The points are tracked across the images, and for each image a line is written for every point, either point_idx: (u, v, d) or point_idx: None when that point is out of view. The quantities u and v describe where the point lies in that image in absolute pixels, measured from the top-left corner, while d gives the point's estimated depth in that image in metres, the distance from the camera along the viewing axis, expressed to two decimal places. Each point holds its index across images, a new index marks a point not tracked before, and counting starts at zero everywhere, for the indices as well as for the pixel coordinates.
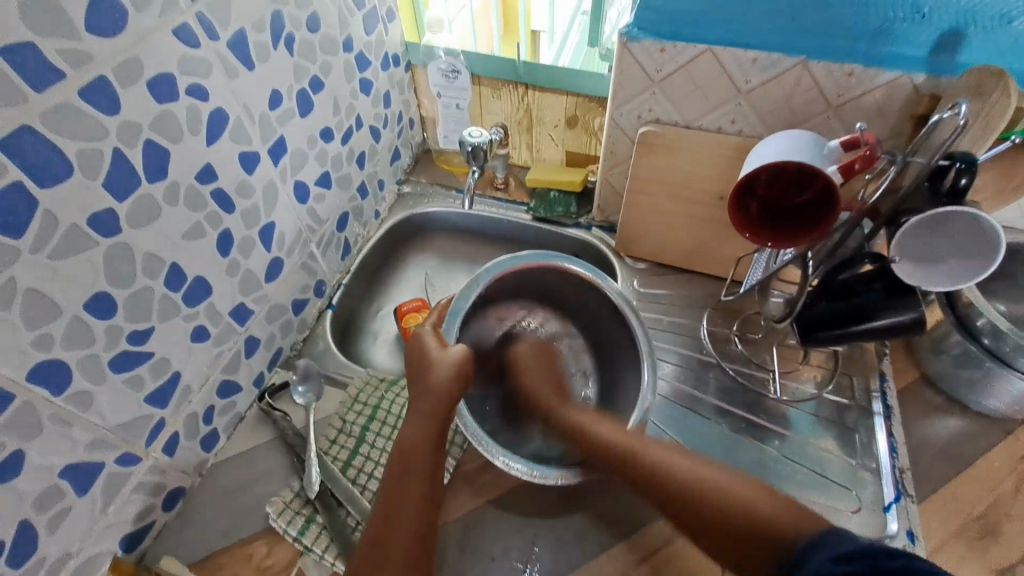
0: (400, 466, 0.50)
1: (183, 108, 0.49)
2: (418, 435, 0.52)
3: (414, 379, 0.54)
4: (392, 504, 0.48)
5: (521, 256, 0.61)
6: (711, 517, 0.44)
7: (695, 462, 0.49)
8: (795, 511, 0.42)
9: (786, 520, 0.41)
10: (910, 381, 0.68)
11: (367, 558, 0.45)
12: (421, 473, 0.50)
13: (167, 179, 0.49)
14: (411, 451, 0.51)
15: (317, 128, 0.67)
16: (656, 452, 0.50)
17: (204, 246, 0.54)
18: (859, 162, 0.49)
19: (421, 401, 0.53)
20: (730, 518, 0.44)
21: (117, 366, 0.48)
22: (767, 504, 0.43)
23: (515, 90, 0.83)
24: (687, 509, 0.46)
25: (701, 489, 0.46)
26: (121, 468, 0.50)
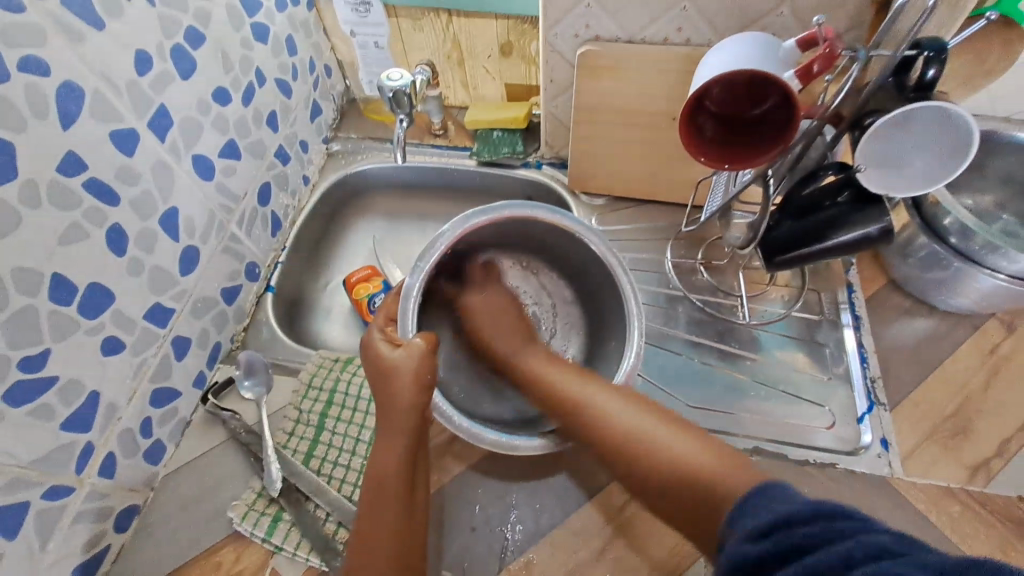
0: (373, 485, 0.46)
1: (20, 88, 0.41)
2: (388, 448, 0.48)
3: (377, 388, 0.50)
4: (372, 522, 0.45)
5: (495, 208, 0.53)
6: (641, 463, 0.44)
7: (628, 403, 0.48)
8: (733, 464, 0.41)
9: (718, 475, 0.40)
10: (878, 288, 0.67)
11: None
12: (400, 488, 0.46)
13: (19, 178, 0.41)
14: (384, 467, 0.47)
15: (208, 91, 0.58)
16: (596, 398, 0.48)
17: (92, 248, 0.47)
18: (817, 64, 0.43)
19: (387, 414, 0.48)
20: (667, 470, 0.43)
21: (14, 400, 0.42)
22: (693, 454, 0.43)
23: (438, 19, 0.73)
24: (610, 443, 0.46)
25: (629, 438, 0.45)
26: (50, 504, 0.46)
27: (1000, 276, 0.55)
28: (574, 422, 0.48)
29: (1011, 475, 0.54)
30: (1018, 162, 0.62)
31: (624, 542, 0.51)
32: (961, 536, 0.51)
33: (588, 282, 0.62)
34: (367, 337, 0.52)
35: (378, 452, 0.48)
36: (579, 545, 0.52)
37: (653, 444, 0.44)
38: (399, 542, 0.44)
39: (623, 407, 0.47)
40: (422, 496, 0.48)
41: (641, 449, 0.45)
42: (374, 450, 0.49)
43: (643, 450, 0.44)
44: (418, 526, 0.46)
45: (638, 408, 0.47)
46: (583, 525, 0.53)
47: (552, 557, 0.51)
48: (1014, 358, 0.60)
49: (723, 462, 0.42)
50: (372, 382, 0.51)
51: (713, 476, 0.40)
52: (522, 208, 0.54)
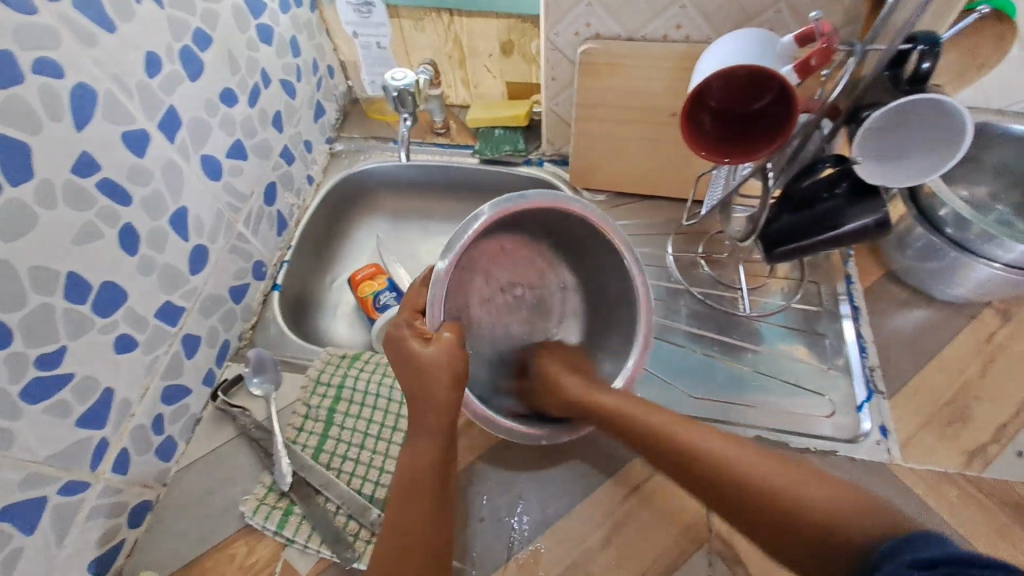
0: (405, 484, 0.47)
1: (34, 89, 0.41)
2: (422, 447, 0.48)
3: (406, 382, 0.48)
4: (402, 515, 0.46)
5: (525, 195, 0.49)
6: (773, 517, 0.41)
7: (749, 450, 0.45)
8: (874, 514, 0.38)
9: (853, 525, 0.38)
10: (875, 279, 0.68)
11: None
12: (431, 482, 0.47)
13: (36, 178, 0.42)
14: (413, 462, 0.48)
15: (214, 92, 0.59)
16: (708, 441, 0.46)
17: (105, 248, 0.48)
18: (815, 59, 0.44)
19: (419, 411, 0.48)
20: (794, 514, 0.41)
21: (32, 396, 0.43)
22: (828, 502, 0.40)
23: (439, 19, 0.74)
24: (747, 494, 0.43)
25: (763, 490, 0.42)
26: (67, 498, 0.47)
27: (996, 266, 0.56)
28: (693, 476, 0.46)
29: (1008, 459, 0.55)
30: (1010, 153, 0.63)
31: (630, 530, 0.52)
32: (960, 519, 0.52)
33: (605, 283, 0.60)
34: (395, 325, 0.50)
35: (411, 448, 0.48)
36: (586, 533, 0.53)
37: (788, 493, 0.42)
38: (424, 538, 0.45)
39: (762, 458, 0.44)
40: (449, 493, 0.48)
41: (776, 502, 0.42)
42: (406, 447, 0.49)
43: (784, 504, 0.41)
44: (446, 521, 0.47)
45: (774, 459, 0.44)
46: (588, 515, 0.54)
47: (559, 546, 0.52)
48: (1010, 346, 0.62)
49: (857, 510, 0.39)
50: (399, 374, 0.49)
51: (846, 522, 0.38)
52: (551, 196, 0.50)
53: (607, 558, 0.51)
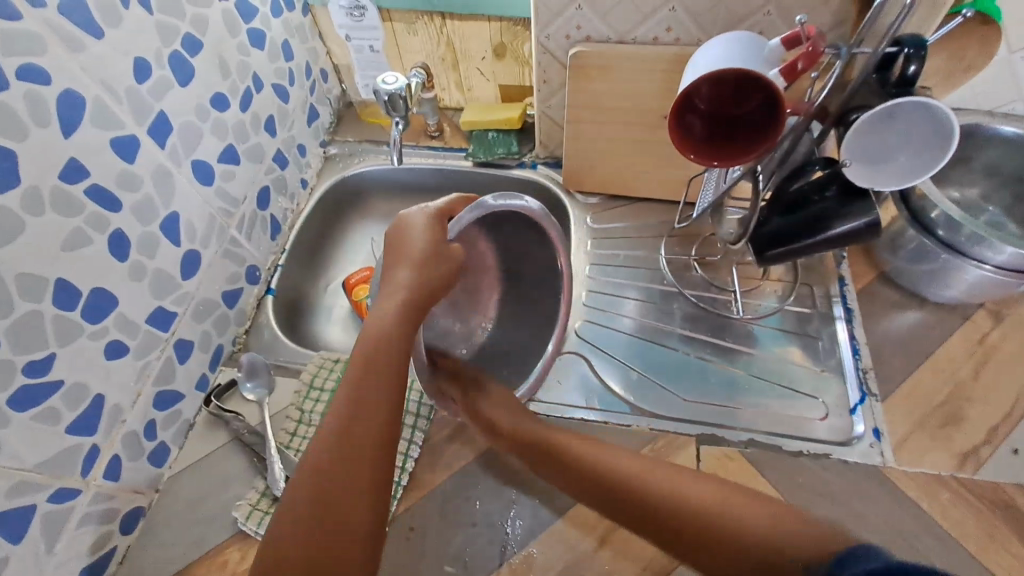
0: (370, 367, 0.42)
1: (19, 96, 0.41)
2: (369, 374, 0.42)
3: (394, 270, 0.46)
4: (328, 471, 0.39)
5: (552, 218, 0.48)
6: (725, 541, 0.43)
7: (694, 478, 0.48)
8: (806, 529, 0.41)
9: (795, 543, 0.40)
10: (869, 281, 0.68)
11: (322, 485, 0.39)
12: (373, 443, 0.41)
13: (22, 185, 0.42)
14: (356, 412, 0.41)
15: (205, 97, 0.59)
16: (656, 475, 0.49)
17: (93, 254, 0.48)
18: (802, 61, 0.44)
19: (409, 301, 0.45)
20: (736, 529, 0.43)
21: (20, 404, 0.43)
22: (763, 525, 0.43)
23: (431, 22, 0.74)
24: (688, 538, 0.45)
25: (696, 513, 0.45)
26: (57, 505, 0.47)
27: (987, 268, 0.56)
28: (638, 499, 0.48)
29: (999, 461, 0.55)
30: (1001, 154, 0.63)
31: (622, 534, 0.52)
32: (951, 522, 0.52)
33: (555, 303, 0.58)
34: (413, 213, 0.49)
35: (353, 378, 0.42)
36: (578, 537, 0.53)
37: (714, 529, 0.44)
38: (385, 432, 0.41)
39: (705, 487, 0.47)
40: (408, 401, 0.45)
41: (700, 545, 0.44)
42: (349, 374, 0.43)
43: (699, 531, 0.44)
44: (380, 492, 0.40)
45: (688, 476, 0.49)
46: (580, 518, 0.54)
47: (551, 550, 0.52)
48: (1002, 347, 0.62)
49: (779, 524, 0.42)
50: (388, 266, 0.47)
51: (781, 540, 0.41)
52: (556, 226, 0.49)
53: (599, 563, 0.51)
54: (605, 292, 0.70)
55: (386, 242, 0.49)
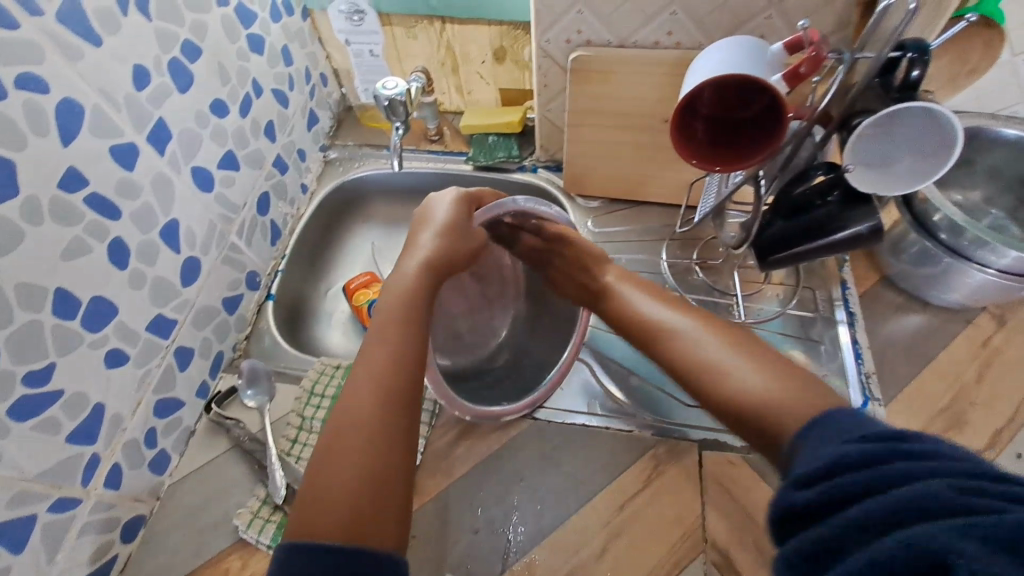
0: (407, 317, 0.45)
1: (18, 105, 0.41)
2: (400, 326, 0.44)
3: (422, 237, 0.51)
4: (359, 415, 0.39)
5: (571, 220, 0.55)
6: (724, 398, 0.36)
7: (702, 323, 0.41)
8: (809, 395, 0.33)
9: (796, 404, 0.33)
10: (871, 285, 0.67)
11: (359, 415, 0.39)
12: (406, 394, 0.41)
13: (21, 194, 0.41)
14: (389, 363, 0.42)
15: (205, 103, 0.59)
16: (674, 336, 0.42)
17: (93, 262, 0.48)
18: (805, 66, 0.43)
19: (440, 261, 0.50)
20: (739, 407, 0.35)
21: (20, 414, 0.43)
22: (764, 386, 0.35)
23: (431, 26, 0.74)
24: (704, 394, 0.37)
25: (697, 365, 0.39)
26: (58, 515, 0.47)
27: (990, 272, 0.56)
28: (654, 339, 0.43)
29: (1003, 466, 0.54)
30: (1004, 157, 0.63)
31: (625, 542, 0.52)
32: None
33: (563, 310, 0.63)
34: (442, 195, 0.55)
35: (382, 331, 0.44)
36: (581, 544, 0.52)
37: (718, 380, 0.37)
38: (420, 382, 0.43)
39: (716, 344, 0.39)
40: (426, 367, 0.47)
41: (705, 387, 0.37)
42: (377, 328, 0.44)
43: (707, 376, 0.37)
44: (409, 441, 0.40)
45: (717, 325, 0.41)
46: (583, 525, 0.53)
47: (554, 557, 0.52)
48: (1005, 350, 0.61)
49: (795, 386, 0.34)
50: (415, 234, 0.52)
51: (780, 416, 0.33)
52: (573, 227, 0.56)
53: (602, 570, 0.51)
54: None
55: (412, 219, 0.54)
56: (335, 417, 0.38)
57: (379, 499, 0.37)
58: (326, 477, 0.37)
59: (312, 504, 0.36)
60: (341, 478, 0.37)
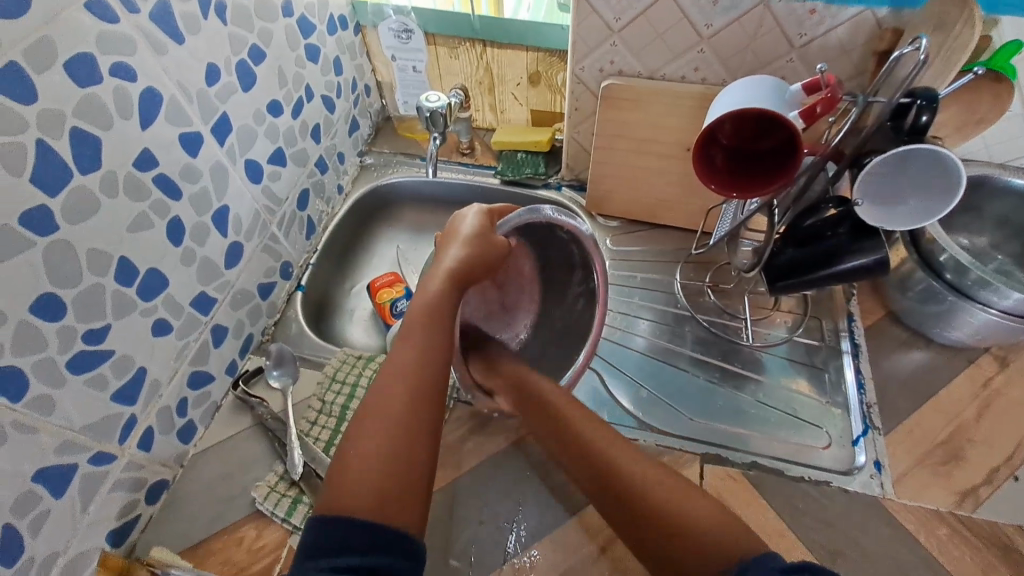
0: (428, 322, 0.49)
1: (109, 91, 0.46)
2: (432, 334, 0.48)
3: (448, 250, 0.55)
4: (393, 411, 0.43)
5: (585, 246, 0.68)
6: (658, 527, 0.41)
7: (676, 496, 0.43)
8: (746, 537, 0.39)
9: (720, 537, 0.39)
10: (877, 319, 0.70)
11: (377, 412, 0.43)
12: (433, 395, 0.45)
13: (102, 169, 0.46)
14: (416, 364, 0.46)
15: (263, 103, 0.64)
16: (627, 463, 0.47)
17: (153, 236, 0.52)
18: (821, 106, 0.47)
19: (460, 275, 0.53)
20: (672, 524, 0.41)
21: (77, 367, 0.47)
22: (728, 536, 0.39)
23: (473, 48, 0.80)
24: (650, 519, 0.42)
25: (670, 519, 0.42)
26: (95, 468, 0.50)
27: (993, 312, 0.58)
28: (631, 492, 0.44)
29: (998, 501, 0.56)
30: (1010, 206, 0.66)
31: (624, 544, 0.54)
32: (949, 557, 0.53)
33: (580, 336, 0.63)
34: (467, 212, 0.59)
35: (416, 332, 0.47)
36: (582, 542, 0.54)
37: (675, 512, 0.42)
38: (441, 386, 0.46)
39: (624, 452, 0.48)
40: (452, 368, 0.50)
41: (657, 514, 0.42)
42: (409, 327, 0.48)
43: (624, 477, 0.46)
44: (431, 443, 0.43)
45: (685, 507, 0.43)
46: (584, 525, 0.55)
47: (555, 552, 0.54)
48: (1006, 391, 0.63)
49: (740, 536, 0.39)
50: (441, 248, 0.56)
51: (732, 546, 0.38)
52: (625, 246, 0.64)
53: (602, 567, 0.53)
54: (620, 312, 0.73)
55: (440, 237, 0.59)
56: (366, 411, 0.43)
57: (401, 494, 0.39)
58: (355, 456, 0.41)
59: (340, 480, 0.39)
60: (368, 466, 0.40)
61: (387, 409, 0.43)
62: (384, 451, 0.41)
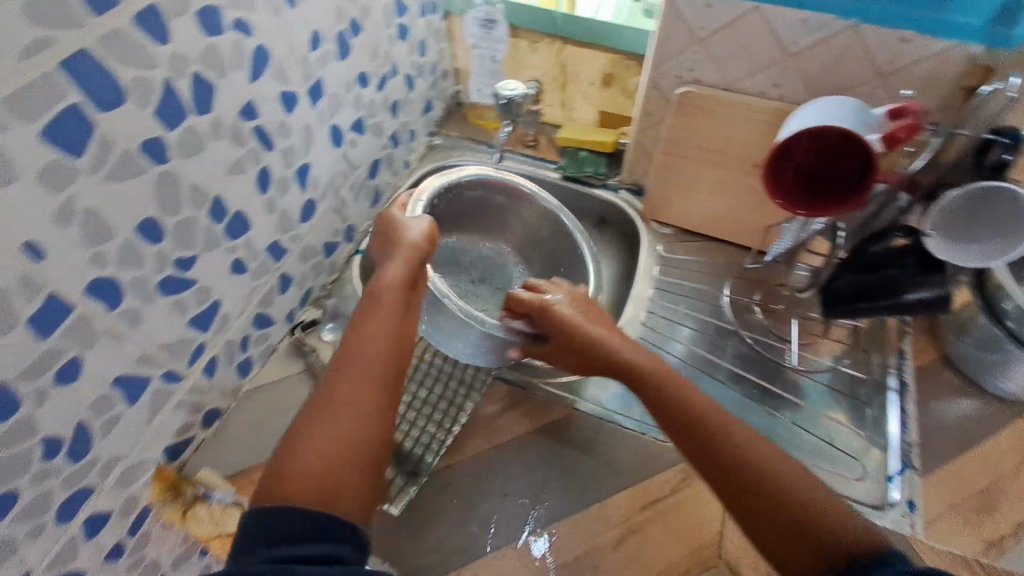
0: (383, 317, 0.48)
1: (228, 42, 0.50)
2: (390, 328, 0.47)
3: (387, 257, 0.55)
4: (348, 402, 0.42)
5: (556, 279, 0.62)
6: (760, 487, 0.42)
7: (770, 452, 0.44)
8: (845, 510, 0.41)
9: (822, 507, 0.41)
10: (928, 360, 0.68)
11: (330, 403, 0.42)
12: (390, 388, 0.44)
13: (213, 114, 0.51)
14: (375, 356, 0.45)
15: (354, 73, 0.68)
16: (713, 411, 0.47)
17: (244, 181, 0.56)
18: (901, 132, 0.49)
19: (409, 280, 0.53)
20: (775, 492, 0.42)
21: (165, 289, 0.51)
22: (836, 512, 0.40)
23: (553, 44, 0.82)
24: (752, 480, 0.43)
25: (770, 484, 0.42)
26: (165, 384, 0.54)
27: None
28: (720, 449, 0.44)
29: None
30: None
31: (640, 538, 0.55)
32: None
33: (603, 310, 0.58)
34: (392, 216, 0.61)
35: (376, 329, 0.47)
36: (599, 530, 0.56)
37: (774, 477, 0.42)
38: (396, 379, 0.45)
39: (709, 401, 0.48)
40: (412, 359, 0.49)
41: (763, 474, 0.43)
42: (366, 322, 0.47)
43: (710, 426, 0.46)
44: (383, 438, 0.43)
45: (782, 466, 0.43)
46: (602, 514, 0.57)
47: (570, 533, 0.56)
48: None
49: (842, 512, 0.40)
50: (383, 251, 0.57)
51: (839, 522, 0.40)
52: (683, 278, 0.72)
53: (616, 557, 0.54)
54: (662, 317, 0.74)
55: (386, 233, 0.59)
56: (317, 405, 0.42)
57: (345, 483, 0.39)
58: (305, 449, 0.40)
59: (285, 473, 0.39)
60: (316, 453, 0.40)
61: (340, 401, 0.42)
62: (335, 446, 0.40)
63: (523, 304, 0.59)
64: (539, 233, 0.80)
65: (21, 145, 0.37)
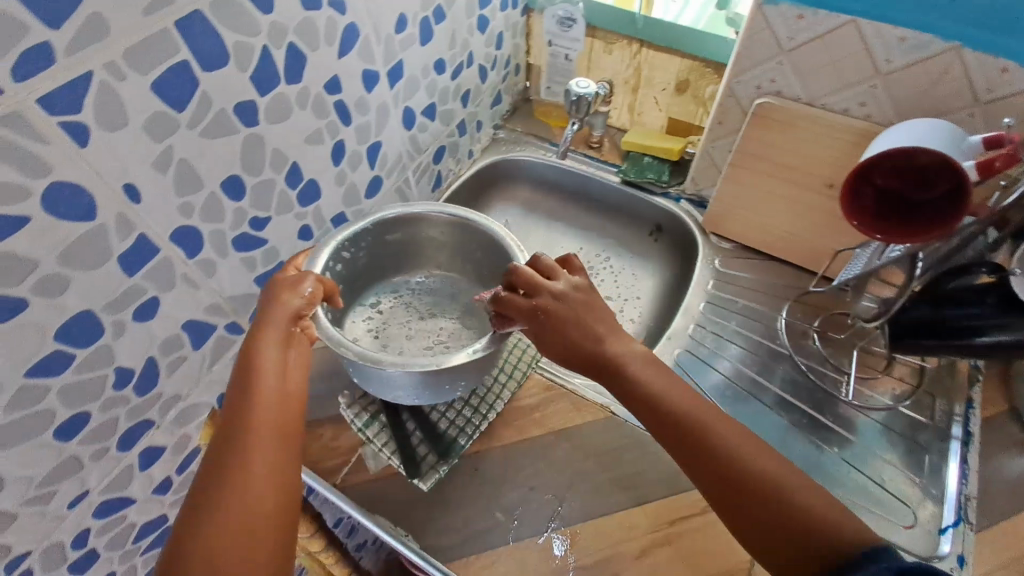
0: (257, 394, 0.41)
1: (324, 17, 0.53)
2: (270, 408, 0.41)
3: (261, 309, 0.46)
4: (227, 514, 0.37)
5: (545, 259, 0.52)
6: (762, 504, 0.41)
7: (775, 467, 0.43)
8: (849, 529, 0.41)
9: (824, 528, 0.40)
10: (996, 412, 0.64)
11: (208, 512, 0.38)
12: (276, 483, 0.39)
13: (301, 84, 0.53)
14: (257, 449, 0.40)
15: (432, 59, 0.70)
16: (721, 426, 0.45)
17: (321, 151, 0.59)
18: (1000, 159, 0.45)
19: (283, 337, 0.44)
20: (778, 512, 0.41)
21: (238, 245, 0.54)
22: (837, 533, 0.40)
23: (629, 46, 0.82)
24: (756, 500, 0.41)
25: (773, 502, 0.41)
26: (228, 335, 0.57)
27: None
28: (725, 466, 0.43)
29: None
30: None
31: (664, 552, 0.54)
32: None
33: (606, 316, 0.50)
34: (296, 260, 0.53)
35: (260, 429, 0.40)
36: (622, 536, 0.55)
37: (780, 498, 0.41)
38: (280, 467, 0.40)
39: (741, 438, 0.44)
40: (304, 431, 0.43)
41: (769, 495, 0.41)
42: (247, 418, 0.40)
43: (733, 461, 0.43)
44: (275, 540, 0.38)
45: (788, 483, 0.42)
46: (629, 521, 0.56)
47: (592, 534, 0.55)
48: None
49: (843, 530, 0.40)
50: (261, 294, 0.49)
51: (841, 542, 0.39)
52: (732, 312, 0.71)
53: (638, 567, 0.53)
54: (713, 332, 0.72)
55: (270, 280, 0.48)
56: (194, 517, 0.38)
57: None
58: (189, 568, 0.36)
59: None
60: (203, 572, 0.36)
61: (219, 509, 0.37)
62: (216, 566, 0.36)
63: (517, 307, 0.49)
64: (467, 246, 0.67)
65: (134, 92, 0.40)
